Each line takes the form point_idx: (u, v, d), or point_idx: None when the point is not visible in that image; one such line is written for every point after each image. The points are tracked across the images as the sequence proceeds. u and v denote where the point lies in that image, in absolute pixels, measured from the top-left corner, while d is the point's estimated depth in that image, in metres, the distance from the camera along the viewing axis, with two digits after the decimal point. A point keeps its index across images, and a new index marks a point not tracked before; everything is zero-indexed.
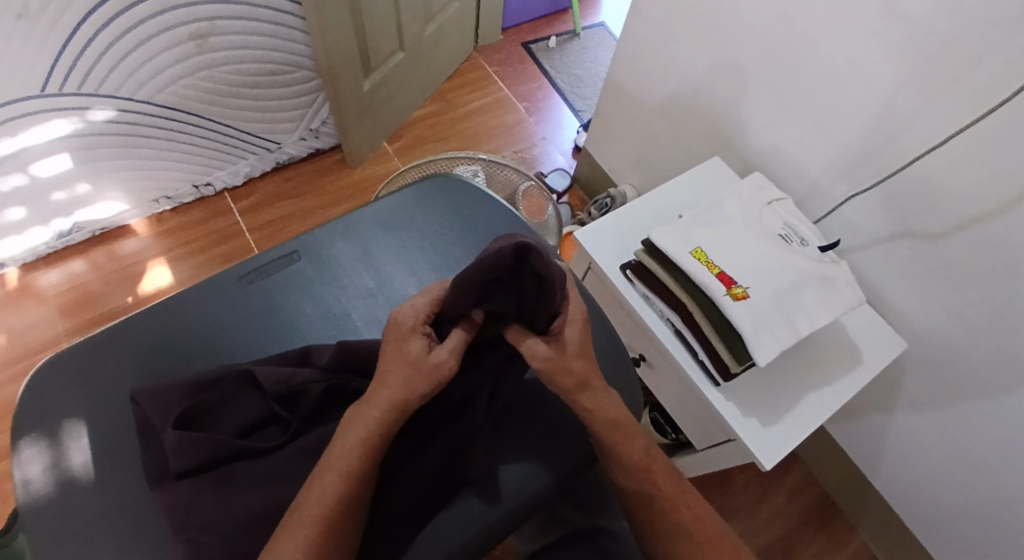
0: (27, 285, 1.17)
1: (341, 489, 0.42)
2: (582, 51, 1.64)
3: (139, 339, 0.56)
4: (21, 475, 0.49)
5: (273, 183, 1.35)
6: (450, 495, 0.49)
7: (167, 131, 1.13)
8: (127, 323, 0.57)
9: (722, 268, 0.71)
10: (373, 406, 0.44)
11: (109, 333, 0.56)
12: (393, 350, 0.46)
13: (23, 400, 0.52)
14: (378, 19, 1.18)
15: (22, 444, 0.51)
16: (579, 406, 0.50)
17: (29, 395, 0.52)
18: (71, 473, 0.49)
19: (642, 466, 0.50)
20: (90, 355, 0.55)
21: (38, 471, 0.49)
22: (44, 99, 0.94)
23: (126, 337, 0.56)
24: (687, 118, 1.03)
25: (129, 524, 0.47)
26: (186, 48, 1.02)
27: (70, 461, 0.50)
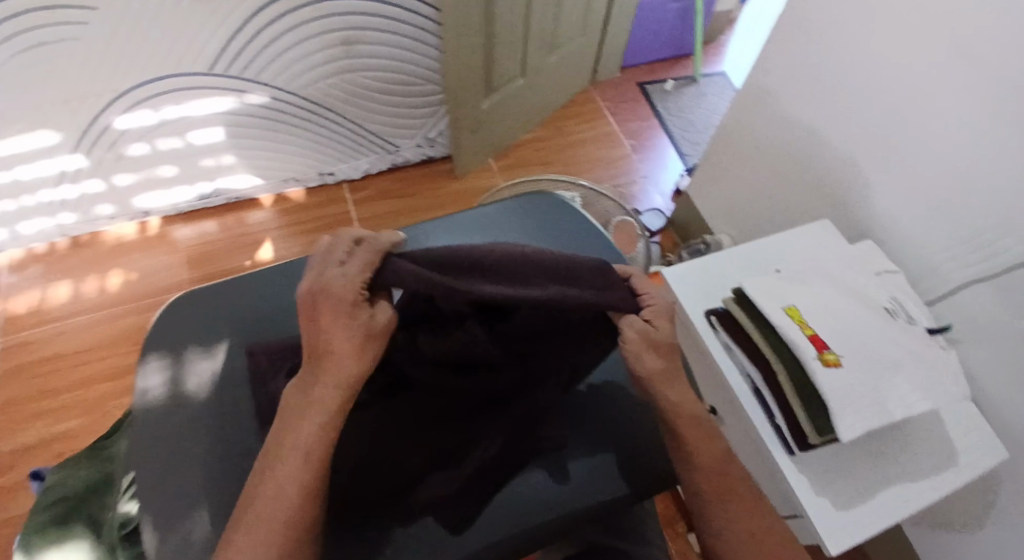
0: (164, 235, 1.34)
1: (312, 470, 0.44)
2: (699, 97, 1.65)
3: (258, 291, 0.64)
4: (142, 385, 0.57)
5: (385, 181, 1.46)
6: (493, 482, 0.54)
7: (305, 122, 1.27)
8: (252, 276, 0.65)
9: (815, 330, 0.68)
10: (334, 381, 0.45)
11: (235, 281, 0.65)
12: (328, 316, 0.45)
13: (158, 322, 0.61)
14: (507, 43, 1.26)
15: (149, 356, 0.58)
16: (665, 398, 0.54)
17: (163, 319, 0.61)
18: (184, 392, 0.57)
19: (716, 468, 0.53)
20: (217, 296, 0.63)
21: (157, 384, 0.57)
22: (210, 76, 1.10)
23: (249, 287, 0.64)
24: (798, 175, 1.01)
25: (222, 445, 0.54)
26: (334, 51, 1.16)
27: (187, 384, 0.57)
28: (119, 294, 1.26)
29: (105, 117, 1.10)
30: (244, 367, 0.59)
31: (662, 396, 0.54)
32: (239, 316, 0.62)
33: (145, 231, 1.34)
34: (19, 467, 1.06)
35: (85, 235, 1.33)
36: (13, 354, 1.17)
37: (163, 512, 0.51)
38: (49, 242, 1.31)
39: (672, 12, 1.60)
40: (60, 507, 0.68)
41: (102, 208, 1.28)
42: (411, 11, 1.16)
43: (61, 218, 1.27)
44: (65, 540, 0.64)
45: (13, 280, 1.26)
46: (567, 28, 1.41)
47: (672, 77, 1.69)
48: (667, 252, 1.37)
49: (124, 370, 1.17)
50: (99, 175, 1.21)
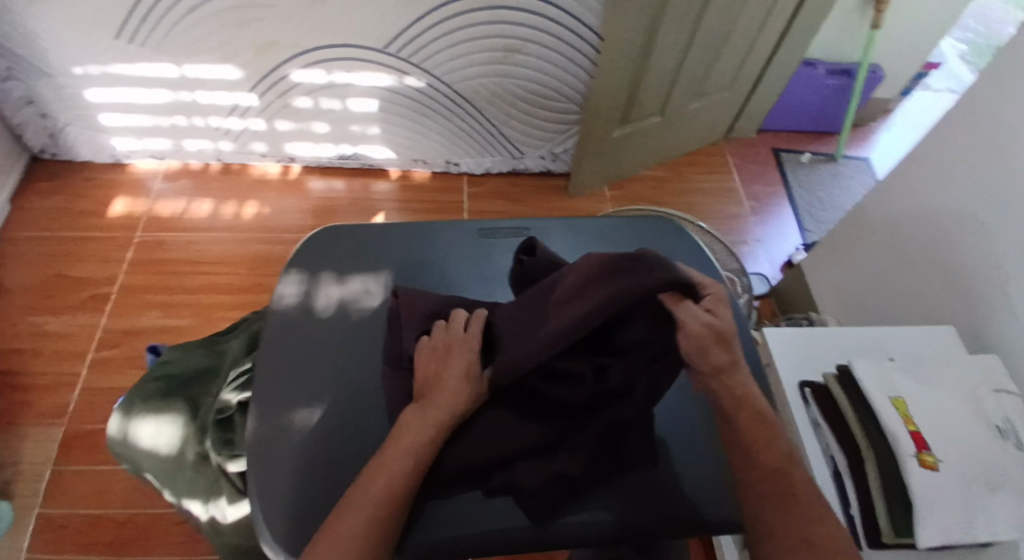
0: (300, 182, 1.48)
1: (400, 474, 0.47)
2: (833, 177, 1.59)
3: (392, 241, 0.71)
4: (280, 290, 0.66)
5: (502, 183, 1.53)
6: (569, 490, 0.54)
7: (449, 112, 1.36)
8: (391, 228, 0.73)
9: (919, 428, 0.64)
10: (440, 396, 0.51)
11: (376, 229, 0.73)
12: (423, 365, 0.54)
13: (304, 247, 0.70)
14: (655, 81, 1.31)
15: (289, 271, 0.68)
16: (714, 390, 0.51)
17: (310, 244, 0.70)
18: (311, 306, 0.65)
19: (774, 465, 0.49)
20: (357, 236, 0.71)
21: (290, 293, 0.66)
22: (383, 54, 1.22)
23: (385, 236, 0.72)
24: (929, 271, 0.96)
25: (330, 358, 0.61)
26: (494, 55, 1.24)
27: (315, 301, 0.65)
28: (249, 222, 1.39)
29: (285, 69, 1.25)
30: (367, 304, 0.66)
31: (713, 388, 0.51)
32: (370, 260, 0.70)
33: (285, 174, 1.49)
34: (129, 345, 1.19)
35: (237, 164, 1.49)
36: (151, 249, 1.33)
37: (270, 405, 0.58)
38: (206, 163, 1.48)
39: (827, 87, 1.57)
40: (162, 383, 0.73)
41: (256, 146, 1.44)
42: (574, 34, 1.22)
43: (222, 145, 1.43)
44: (165, 411, 0.70)
45: (169, 187, 1.43)
46: (715, 80, 1.44)
47: (810, 151, 1.65)
48: (763, 319, 1.33)
49: (235, 288, 1.29)
50: (263, 116, 1.36)
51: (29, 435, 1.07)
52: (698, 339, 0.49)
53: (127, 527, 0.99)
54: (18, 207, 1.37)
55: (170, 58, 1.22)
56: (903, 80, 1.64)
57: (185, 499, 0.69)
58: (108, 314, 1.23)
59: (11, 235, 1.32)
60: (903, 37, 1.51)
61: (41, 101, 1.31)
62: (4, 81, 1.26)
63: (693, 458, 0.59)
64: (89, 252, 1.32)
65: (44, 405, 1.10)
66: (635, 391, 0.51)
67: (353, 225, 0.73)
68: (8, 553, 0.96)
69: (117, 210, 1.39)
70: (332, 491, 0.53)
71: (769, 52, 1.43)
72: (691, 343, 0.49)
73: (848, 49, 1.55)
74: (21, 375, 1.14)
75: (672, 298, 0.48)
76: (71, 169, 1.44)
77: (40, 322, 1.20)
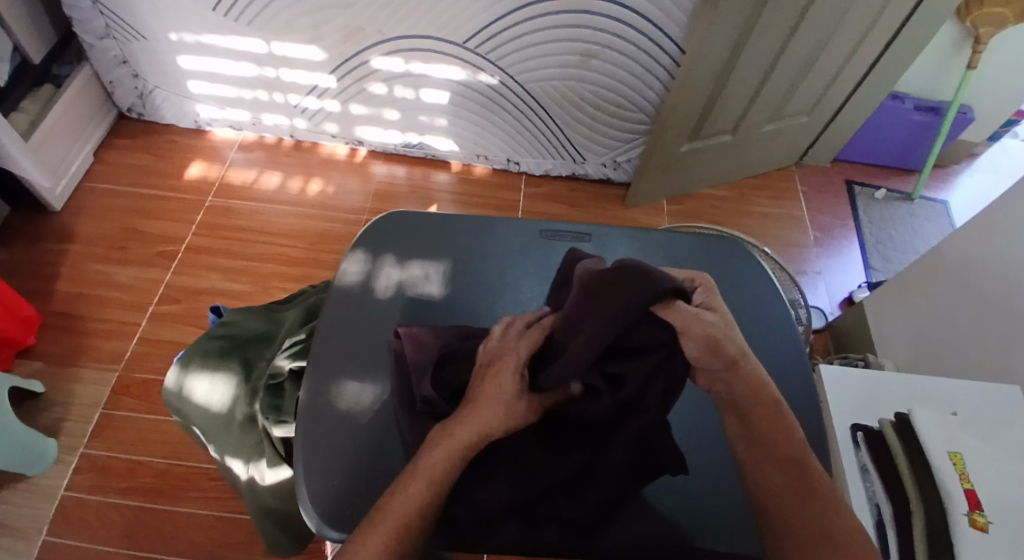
0: (363, 165, 1.52)
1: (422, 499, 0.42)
2: (907, 216, 1.52)
3: (456, 233, 0.72)
4: (344, 267, 0.68)
5: (560, 186, 1.52)
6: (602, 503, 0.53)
7: (517, 111, 1.37)
8: (456, 219, 0.74)
9: (975, 486, 0.59)
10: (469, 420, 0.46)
11: (441, 219, 0.74)
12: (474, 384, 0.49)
13: (369, 229, 0.71)
14: (731, 99, 1.28)
15: (354, 250, 0.69)
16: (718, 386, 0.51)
17: (377, 225, 0.72)
18: (371, 286, 0.67)
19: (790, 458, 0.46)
20: (423, 223, 0.73)
21: (354, 271, 0.68)
22: (461, 48, 1.24)
23: (450, 227, 0.73)
24: (1005, 328, 0.89)
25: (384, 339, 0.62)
26: (570, 59, 1.24)
27: (375, 283, 0.67)
28: (311, 199, 1.44)
29: (366, 55, 1.28)
30: (427, 291, 0.66)
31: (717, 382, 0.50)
32: (432, 248, 0.70)
33: (352, 156, 1.53)
34: (187, 302, 1.25)
35: (307, 142, 1.54)
36: (218, 214, 1.39)
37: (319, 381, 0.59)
38: (279, 138, 1.54)
39: (912, 124, 1.49)
40: (223, 342, 0.75)
41: (328, 126, 1.48)
42: (653, 44, 1.21)
43: (296, 122, 1.49)
44: (222, 369, 0.72)
45: (242, 157, 1.50)
46: (794, 105, 1.39)
47: (886, 186, 1.58)
48: (815, 354, 1.28)
49: (292, 260, 1.33)
50: (339, 99, 1.40)
51: (86, 377, 1.14)
52: (701, 341, 0.47)
53: (165, 477, 1.04)
54: (105, 161, 1.46)
55: (259, 34, 1.27)
56: (997, 124, 1.54)
57: (229, 456, 0.71)
58: (171, 271, 1.29)
59: (95, 187, 1.41)
60: (1005, 78, 1.42)
61: (137, 64, 1.40)
62: (108, 42, 1.35)
63: (720, 469, 0.59)
64: (162, 210, 1.39)
65: (100, 351, 1.17)
66: (647, 398, 0.49)
67: (420, 213, 0.74)
68: (56, 484, 1.02)
69: (191, 174, 1.46)
70: (372, 467, 0.54)
71: (856, 81, 1.38)
72: (698, 346, 0.47)
73: (942, 86, 1.47)
74: (88, 318, 1.21)
75: (662, 305, 0.46)
76: (155, 131, 1.53)
77: (109, 271, 1.28)
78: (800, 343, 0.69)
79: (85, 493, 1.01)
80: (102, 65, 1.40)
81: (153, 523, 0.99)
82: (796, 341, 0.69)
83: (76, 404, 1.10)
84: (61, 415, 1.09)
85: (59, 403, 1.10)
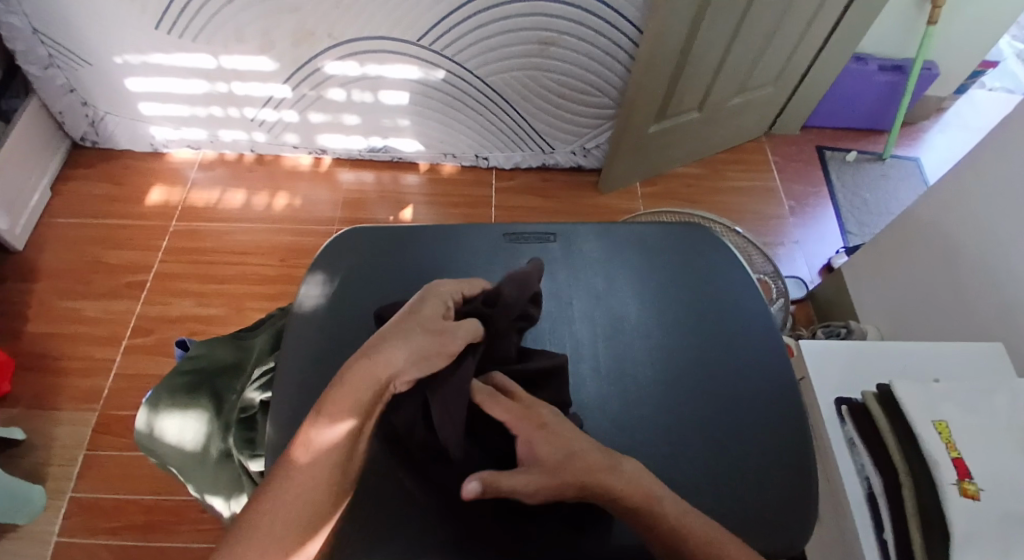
0: (330, 174, 1.49)
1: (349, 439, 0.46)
2: (880, 177, 1.52)
3: (416, 247, 0.71)
4: (303, 292, 0.66)
5: (532, 177, 1.50)
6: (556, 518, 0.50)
7: (480, 105, 1.34)
8: (416, 232, 0.72)
9: (962, 453, 0.59)
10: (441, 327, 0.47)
11: (402, 232, 0.72)
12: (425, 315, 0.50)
13: (329, 247, 0.70)
14: (695, 76, 1.26)
15: (313, 274, 0.68)
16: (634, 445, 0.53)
17: (333, 245, 0.70)
18: (334, 308, 0.65)
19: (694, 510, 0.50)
20: (383, 240, 0.71)
21: (314, 295, 0.66)
22: (416, 46, 1.21)
23: (411, 240, 0.71)
24: (980, 287, 0.90)
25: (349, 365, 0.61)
26: (529, 48, 1.21)
27: (338, 305, 0.65)
28: (279, 213, 1.41)
29: (319, 61, 1.25)
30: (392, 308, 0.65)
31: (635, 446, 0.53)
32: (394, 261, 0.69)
33: (317, 166, 1.50)
34: (161, 332, 1.22)
35: (270, 155, 1.50)
36: (185, 238, 1.36)
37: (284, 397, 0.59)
38: (241, 154, 1.50)
39: (878, 84, 1.49)
40: (191, 376, 0.73)
41: (289, 137, 1.44)
42: (612, 26, 1.19)
43: (255, 136, 1.45)
44: (192, 406, 0.70)
45: (204, 177, 1.46)
46: (758, 76, 1.38)
47: (856, 149, 1.57)
48: (799, 325, 1.28)
49: (265, 278, 1.30)
50: (297, 108, 1.37)
51: (64, 418, 1.11)
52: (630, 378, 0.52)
53: (154, 512, 1.02)
54: (63, 193, 1.41)
55: (207, 49, 1.23)
56: (960, 78, 1.55)
57: (207, 493, 0.71)
58: (142, 301, 1.26)
59: (55, 221, 1.37)
60: (965, 32, 1.42)
61: (85, 91, 1.35)
62: (54, 71, 1.30)
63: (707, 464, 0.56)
64: (127, 238, 1.35)
65: (76, 391, 1.14)
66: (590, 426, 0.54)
67: (380, 228, 0.73)
68: (45, 530, 1.00)
69: (153, 198, 1.42)
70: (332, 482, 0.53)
71: (818, 46, 1.37)
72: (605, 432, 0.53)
73: (903, 44, 1.47)
74: (60, 358, 1.18)
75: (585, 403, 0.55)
76: (113, 157, 1.48)
77: (78, 307, 1.24)
78: (775, 323, 0.68)
79: (74, 537, 0.99)
80: (49, 94, 1.35)
81: None
82: (772, 322, 0.68)
83: (56, 446, 1.08)
84: (42, 460, 1.06)
85: (38, 448, 1.07)
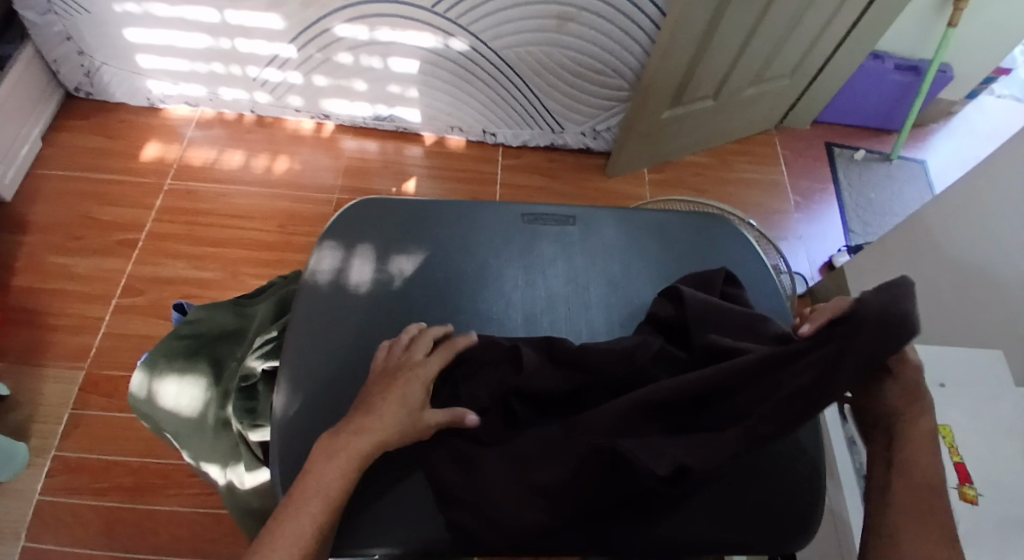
0: (333, 140, 1.45)
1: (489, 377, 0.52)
2: (886, 178, 1.51)
3: (432, 223, 0.69)
4: (315, 262, 0.65)
5: (539, 157, 1.48)
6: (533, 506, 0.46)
7: (491, 79, 1.31)
8: (432, 207, 0.71)
9: (964, 459, 0.60)
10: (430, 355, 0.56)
11: (417, 207, 0.70)
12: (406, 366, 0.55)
13: (342, 217, 0.68)
14: (713, 63, 1.24)
15: (326, 242, 0.66)
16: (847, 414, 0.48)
17: (346, 216, 0.69)
18: (347, 281, 0.64)
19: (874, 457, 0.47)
20: (398, 213, 0.69)
21: (328, 267, 0.64)
22: (429, 13, 1.17)
23: (427, 217, 0.70)
24: (985, 296, 0.90)
25: (362, 343, 0.60)
26: (546, 23, 1.18)
27: (350, 278, 0.64)
28: (278, 177, 1.37)
29: (329, 21, 1.20)
30: (407, 287, 0.64)
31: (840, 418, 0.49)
32: (411, 238, 0.68)
33: (319, 131, 1.46)
34: (153, 293, 1.19)
35: (272, 117, 1.46)
36: (180, 198, 1.32)
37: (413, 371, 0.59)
38: (241, 114, 1.45)
39: (893, 84, 1.47)
40: (189, 342, 0.71)
41: (292, 100, 1.40)
42: (633, 5, 1.15)
43: (257, 96, 1.40)
44: (190, 371, 0.68)
45: (202, 136, 1.41)
46: (776, 68, 1.36)
47: (865, 148, 1.57)
48: None
49: (261, 244, 1.27)
50: (302, 70, 1.32)
51: (51, 376, 1.08)
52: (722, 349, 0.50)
53: (143, 475, 1.01)
54: (55, 144, 1.36)
55: (211, 2, 1.18)
56: (974, 83, 1.54)
57: (202, 462, 0.68)
58: (133, 261, 1.23)
59: (46, 172, 1.32)
60: (984, 36, 1.41)
61: (82, 38, 1.29)
62: (49, 16, 1.24)
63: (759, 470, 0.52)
64: (120, 195, 1.31)
65: (64, 348, 1.11)
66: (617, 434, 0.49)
67: (394, 202, 0.71)
68: (31, 488, 0.98)
69: (148, 154, 1.37)
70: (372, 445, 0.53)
71: (837, 42, 1.35)
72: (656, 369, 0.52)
73: (921, 43, 1.45)
74: (49, 314, 1.15)
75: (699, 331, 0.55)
76: (107, 110, 1.43)
77: (67, 263, 1.21)
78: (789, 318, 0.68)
79: (60, 495, 0.98)
80: (44, 40, 1.29)
81: (133, 524, 0.96)
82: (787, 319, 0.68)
83: (43, 404, 1.05)
84: (28, 417, 1.04)
85: (25, 404, 1.05)
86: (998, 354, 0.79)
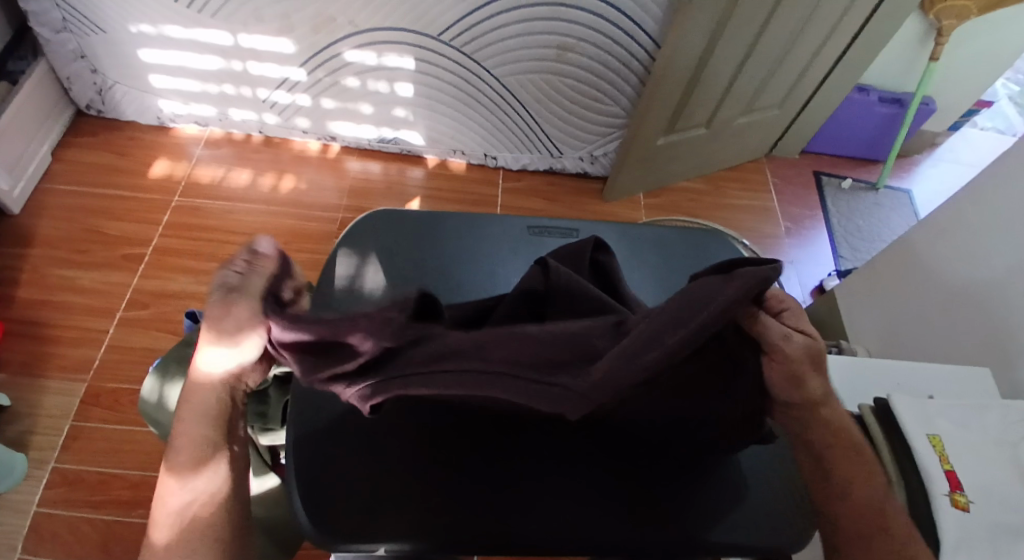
0: (338, 161, 1.49)
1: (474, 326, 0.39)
2: (874, 206, 1.57)
3: (443, 234, 0.72)
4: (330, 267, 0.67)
5: (538, 180, 1.52)
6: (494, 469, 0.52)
7: (493, 104, 1.36)
8: (442, 219, 0.73)
9: (954, 467, 0.61)
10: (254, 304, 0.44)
11: (428, 218, 0.73)
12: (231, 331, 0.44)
13: (358, 226, 0.71)
14: (706, 93, 1.30)
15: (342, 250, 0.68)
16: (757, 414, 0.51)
17: (360, 225, 0.71)
18: (360, 285, 0.66)
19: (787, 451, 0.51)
20: (410, 224, 0.72)
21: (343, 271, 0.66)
22: (435, 40, 1.22)
23: (438, 227, 0.72)
24: (970, 315, 0.93)
25: None
26: (548, 52, 1.24)
27: (363, 283, 0.66)
28: (283, 196, 1.40)
29: (337, 46, 1.25)
30: None
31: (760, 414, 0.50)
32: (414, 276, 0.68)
33: (324, 152, 1.50)
34: (156, 307, 1.20)
35: (278, 137, 1.50)
36: (186, 214, 1.34)
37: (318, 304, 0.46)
38: (248, 134, 1.49)
39: (877, 116, 1.54)
40: None
41: (299, 121, 1.44)
42: (630, 37, 1.22)
43: (265, 117, 1.44)
44: None
45: (209, 154, 1.45)
46: (765, 98, 1.42)
47: (852, 177, 1.63)
48: None
49: None
50: (310, 92, 1.36)
51: (52, 387, 1.09)
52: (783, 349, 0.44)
53: (141, 488, 1.00)
54: (64, 160, 1.39)
55: (225, 26, 1.23)
56: (954, 116, 1.61)
57: None
58: (138, 275, 1.24)
59: (53, 187, 1.34)
60: (962, 72, 1.48)
61: (96, 58, 1.33)
62: (64, 35, 1.28)
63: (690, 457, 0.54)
64: (126, 210, 1.33)
65: (66, 360, 1.12)
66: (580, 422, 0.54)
67: (405, 212, 0.74)
68: (27, 500, 0.97)
69: (156, 172, 1.40)
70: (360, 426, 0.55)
71: (823, 75, 1.42)
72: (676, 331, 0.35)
73: (903, 78, 1.52)
74: (52, 326, 1.15)
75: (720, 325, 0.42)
76: (116, 128, 1.46)
77: (72, 276, 1.22)
78: None
79: (57, 508, 0.97)
80: (59, 60, 1.33)
81: (129, 537, 0.96)
82: None
83: (43, 415, 1.05)
84: (28, 428, 1.04)
85: (25, 415, 1.05)
86: (982, 369, 0.82)
